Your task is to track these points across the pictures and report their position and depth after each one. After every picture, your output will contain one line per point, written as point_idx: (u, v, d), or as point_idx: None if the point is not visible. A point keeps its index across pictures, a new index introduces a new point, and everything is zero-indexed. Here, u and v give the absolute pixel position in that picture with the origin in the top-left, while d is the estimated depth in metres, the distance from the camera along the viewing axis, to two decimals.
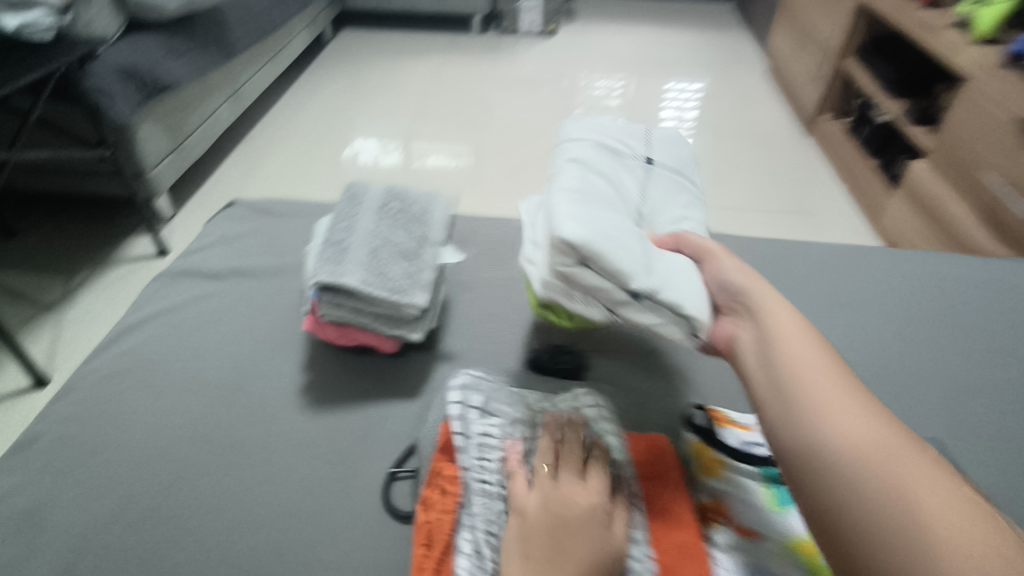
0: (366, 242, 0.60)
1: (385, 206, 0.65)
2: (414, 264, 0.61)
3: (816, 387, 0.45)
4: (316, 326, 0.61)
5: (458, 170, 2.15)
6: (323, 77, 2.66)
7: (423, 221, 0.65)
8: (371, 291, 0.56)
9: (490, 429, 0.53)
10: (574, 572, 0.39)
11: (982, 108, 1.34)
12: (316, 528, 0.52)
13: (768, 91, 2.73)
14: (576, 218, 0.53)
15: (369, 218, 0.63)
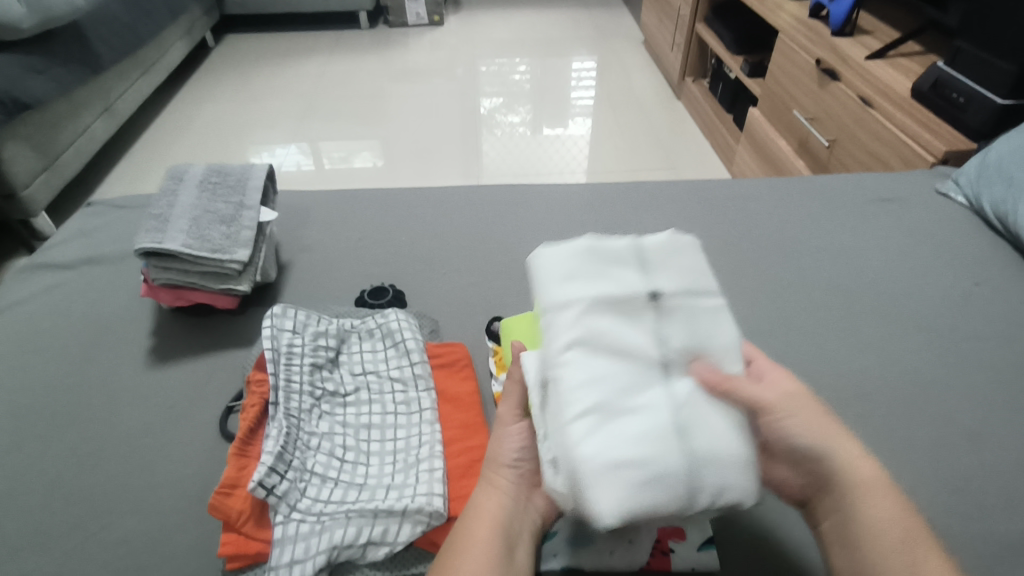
0: (187, 214, 0.72)
1: (205, 181, 0.76)
2: (232, 226, 0.72)
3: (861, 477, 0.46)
4: (152, 292, 0.71)
5: (380, 169, 2.20)
6: (207, 85, 2.64)
7: (239, 191, 0.76)
8: (191, 251, 0.68)
9: (296, 340, 0.60)
10: (475, 512, 0.47)
11: (792, 56, 1.54)
12: (162, 458, 0.61)
13: (643, 61, 2.91)
14: (602, 480, 0.40)
15: (191, 193, 0.74)
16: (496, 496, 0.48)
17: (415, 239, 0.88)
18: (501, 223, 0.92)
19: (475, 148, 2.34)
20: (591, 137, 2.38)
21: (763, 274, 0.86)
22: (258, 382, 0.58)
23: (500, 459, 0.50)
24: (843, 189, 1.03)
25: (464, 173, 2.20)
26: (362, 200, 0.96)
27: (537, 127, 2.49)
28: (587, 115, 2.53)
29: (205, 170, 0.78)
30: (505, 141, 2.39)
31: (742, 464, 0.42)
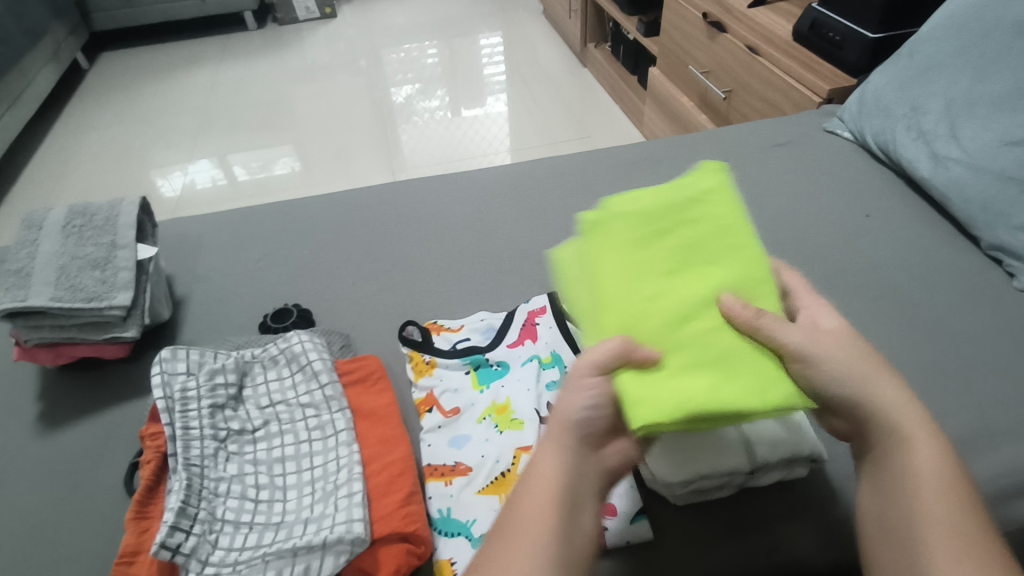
0: (52, 264, 0.66)
1: (68, 224, 0.70)
2: (107, 270, 0.67)
3: (898, 414, 0.44)
4: (27, 354, 0.65)
5: (298, 173, 2.12)
6: (88, 110, 2.45)
7: (108, 229, 0.70)
8: (62, 305, 0.62)
9: (190, 382, 0.57)
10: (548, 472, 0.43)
11: (679, 12, 1.56)
12: (66, 531, 0.56)
13: (546, 31, 2.89)
14: (662, 456, 0.53)
15: (54, 241, 0.69)
16: (562, 462, 0.44)
17: (317, 251, 0.84)
18: (406, 221, 0.89)
19: (392, 140, 2.27)
20: (508, 113, 2.36)
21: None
22: (152, 436, 0.54)
23: (564, 421, 0.45)
24: (737, 139, 1.05)
25: (387, 170, 2.13)
26: (256, 217, 0.91)
27: (456, 110, 2.44)
28: (499, 92, 2.50)
29: (70, 212, 0.72)
30: (423, 128, 2.34)
31: (774, 430, 0.55)
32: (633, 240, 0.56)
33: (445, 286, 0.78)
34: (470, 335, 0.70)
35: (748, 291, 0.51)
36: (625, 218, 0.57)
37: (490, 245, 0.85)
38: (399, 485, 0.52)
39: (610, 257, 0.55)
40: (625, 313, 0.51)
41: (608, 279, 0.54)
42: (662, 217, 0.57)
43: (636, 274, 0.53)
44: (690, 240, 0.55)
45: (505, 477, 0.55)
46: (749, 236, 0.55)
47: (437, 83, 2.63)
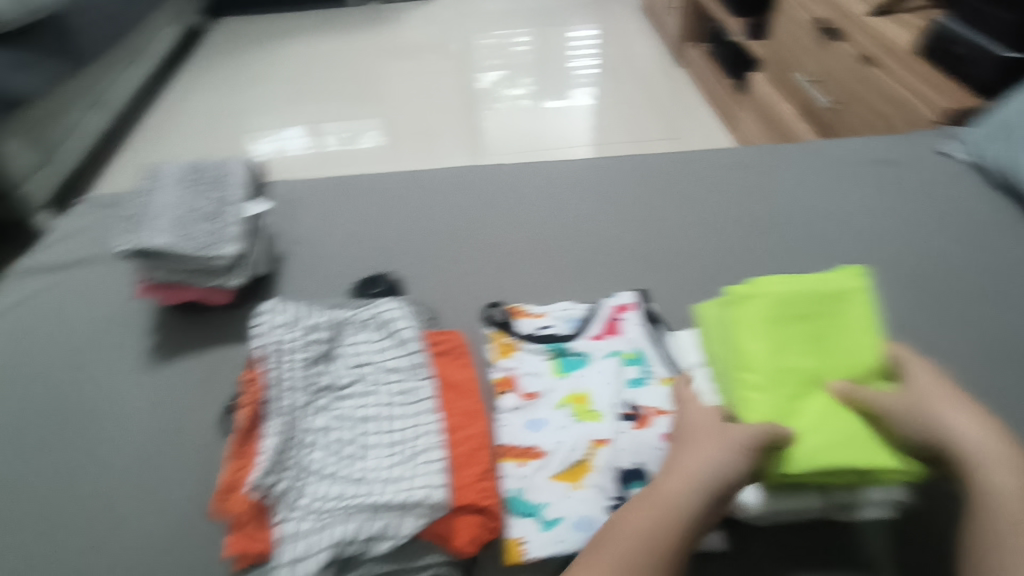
0: (170, 211, 0.70)
1: (184, 179, 0.75)
2: (217, 223, 0.71)
3: (959, 421, 0.48)
4: (143, 291, 0.70)
5: (383, 148, 2.18)
6: (197, 72, 2.60)
7: (220, 186, 0.75)
8: (179, 249, 0.66)
9: (287, 335, 0.60)
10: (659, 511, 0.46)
11: (790, 15, 1.49)
12: (164, 459, 0.60)
13: (642, 27, 2.83)
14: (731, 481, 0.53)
15: (172, 191, 0.73)
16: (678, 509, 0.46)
17: (405, 224, 0.87)
18: (493, 204, 0.90)
19: (478, 124, 2.30)
20: (598, 105, 2.34)
21: (765, 242, 0.84)
22: (252, 380, 0.58)
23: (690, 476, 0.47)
24: (841, 152, 1.00)
25: (469, 152, 2.16)
26: (351, 185, 0.95)
27: (541, 100, 2.43)
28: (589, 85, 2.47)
29: (186, 167, 0.77)
30: (508, 115, 2.35)
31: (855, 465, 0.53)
32: (773, 309, 0.57)
33: (527, 272, 0.79)
34: (553, 322, 0.71)
35: (871, 374, 0.55)
36: (766, 290, 0.59)
37: (575, 235, 0.85)
38: (477, 462, 0.54)
39: (749, 323, 0.57)
40: (768, 380, 0.53)
41: (747, 341, 0.56)
42: (805, 290, 0.58)
43: (773, 341, 0.56)
44: (822, 313, 0.57)
45: (578, 467, 0.56)
46: (867, 313, 0.57)
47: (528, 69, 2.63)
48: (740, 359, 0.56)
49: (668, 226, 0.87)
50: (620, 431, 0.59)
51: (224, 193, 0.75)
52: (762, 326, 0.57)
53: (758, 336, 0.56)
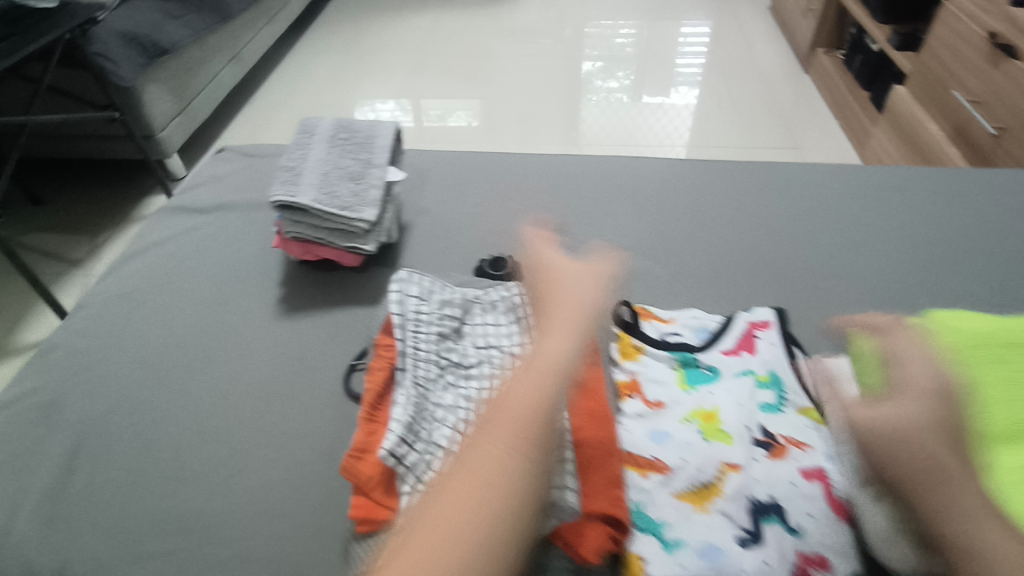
0: (318, 168, 0.72)
1: (335, 136, 0.76)
2: (360, 184, 0.71)
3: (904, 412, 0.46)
4: (282, 244, 0.72)
5: (476, 128, 2.18)
6: (321, 37, 2.69)
7: (367, 148, 0.75)
8: (322, 207, 0.68)
9: (423, 305, 0.60)
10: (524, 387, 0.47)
11: (957, 27, 1.35)
12: (291, 410, 0.63)
13: (768, 28, 2.67)
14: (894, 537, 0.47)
15: (322, 148, 0.75)
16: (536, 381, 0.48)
17: (529, 209, 0.85)
18: (619, 198, 0.87)
19: (575, 114, 2.25)
20: (694, 107, 2.23)
21: (916, 273, 0.76)
22: (386, 347, 0.57)
23: (573, 312, 0.54)
24: (1008, 184, 0.90)
25: (564, 140, 2.12)
26: (476, 162, 0.94)
27: (636, 95, 2.36)
28: (693, 84, 2.36)
29: (336, 124, 0.78)
30: (606, 107, 2.29)
31: None
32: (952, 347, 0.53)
33: (652, 273, 0.76)
34: (681, 331, 0.68)
35: None
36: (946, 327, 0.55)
37: (707, 242, 0.80)
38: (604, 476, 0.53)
39: (920, 357, 0.53)
40: None
41: None
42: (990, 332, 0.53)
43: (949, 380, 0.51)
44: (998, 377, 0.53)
45: (705, 488, 0.52)
46: None
47: (625, 62, 2.56)
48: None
49: (807, 243, 0.80)
50: (754, 458, 0.54)
51: (370, 154, 0.76)
52: (936, 361, 0.52)
53: (930, 372, 0.52)
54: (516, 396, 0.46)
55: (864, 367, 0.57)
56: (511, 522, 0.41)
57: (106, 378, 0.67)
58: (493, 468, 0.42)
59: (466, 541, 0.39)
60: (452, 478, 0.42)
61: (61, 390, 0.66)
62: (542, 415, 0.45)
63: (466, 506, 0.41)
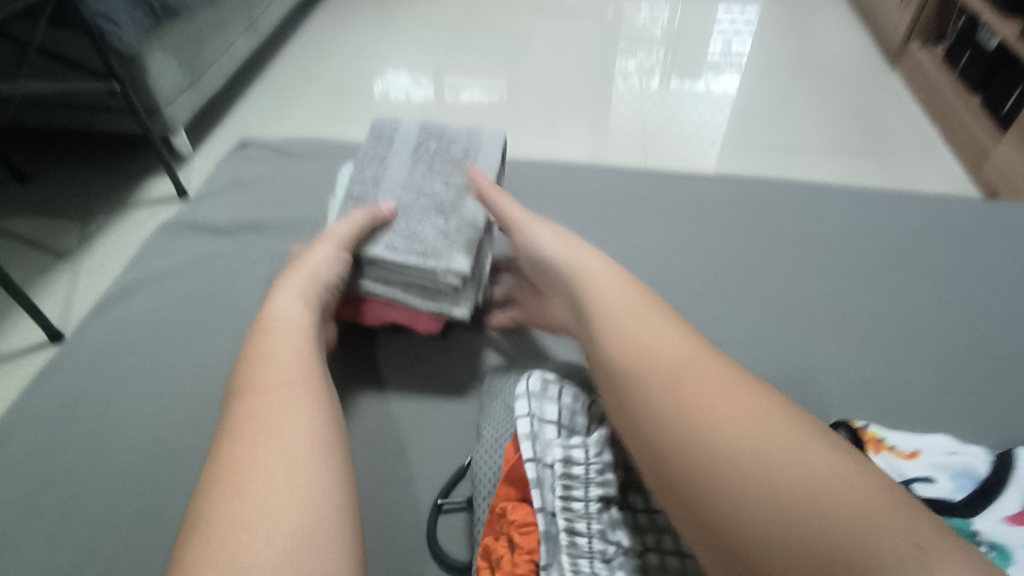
0: (399, 204, 0.68)
1: (416, 156, 0.72)
2: (446, 223, 0.67)
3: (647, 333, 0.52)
4: (353, 302, 0.69)
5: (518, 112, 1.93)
6: (345, 4, 2.44)
7: (455, 172, 0.70)
8: (405, 259, 0.64)
9: (575, 456, 0.52)
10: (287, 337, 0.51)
11: None
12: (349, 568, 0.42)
13: (840, 16, 2.40)
14: None
15: (403, 174, 0.71)
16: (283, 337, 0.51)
17: None
18: None
19: (605, 97, 1.99)
20: (736, 97, 1.98)
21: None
22: (522, 524, 0.49)
23: (313, 275, 0.59)
24: None
25: (590, 126, 1.86)
26: None
27: (663, 77, 2.11)
28: (729, 70, 2.11)
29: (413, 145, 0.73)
30: (640, 93, 2.02)
31: None
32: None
33: None
34: (931, 475, 0.54)
35: None
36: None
37: None
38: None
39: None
40: None
41: None
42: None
43: None
44: None
45: None
46: None
47: (644, 43, 2.28)
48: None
49: None
50: None
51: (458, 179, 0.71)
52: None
53: None
54: (284, 342, 0.51)
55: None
56: (330, 438, 0.46)
57: (103, 460, 0.57)
58: (301, 418, 0.46)
59: (305, 468, 0.43)
60: (242, 430, 0.44)
61: (43, 481, 0.56)
62: (314, 365, 0.51)
63: (283, 446, 0.43)
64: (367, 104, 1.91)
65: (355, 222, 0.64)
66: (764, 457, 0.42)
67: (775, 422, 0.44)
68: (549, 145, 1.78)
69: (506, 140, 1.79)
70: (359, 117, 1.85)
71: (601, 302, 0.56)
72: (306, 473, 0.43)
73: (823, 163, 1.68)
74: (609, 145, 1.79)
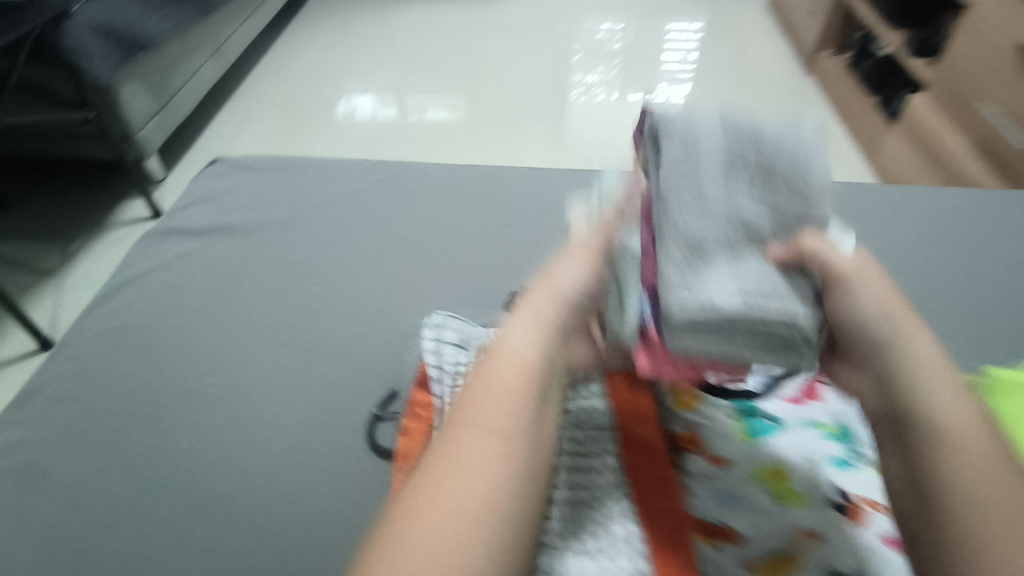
0: (725, 227, 0.46)
1: (731, 153, 0.49)
2: (775, 254, 0.46)
3: (930, 384, 0.43)
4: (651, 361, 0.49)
5: (468, 126, 2.08)
6: (308, 30, 2.57)
7: (798, 182, 0.47)
8: (754, 313, 0.42)
9: (463, 355, 0.56)
10: (508, 382, 0.41)
11: (981, 38, 1.31)
12: (310, 467, 0.56)
13: (770, 26, 2.61)
14: None
15: (717, 176, 0.48)
16: (505, 367, 0.42)
17: (562, 239, 0.78)
18: None
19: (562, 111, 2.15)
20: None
21: (954, 321, 0.73)
22: (422, 406, 0.54)
23: (554, 296, 0.47)
24: None
25: (550, 138, 2.02)
26: (495, 182, 0.87)
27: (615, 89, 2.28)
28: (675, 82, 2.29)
29: (705, 130, 0.50)
30: (597, 106, 2.18)
31: None
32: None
33: None
34: None
35: None
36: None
37: None
38: (662, 512, 0.51)
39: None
40: None
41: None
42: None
43: None
44: None
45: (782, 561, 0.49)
46: None
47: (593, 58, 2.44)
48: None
49: None
50: (833, 523, 0.51)
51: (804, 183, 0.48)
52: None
53: None
54: (498, 369, 0.42)
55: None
56: (528, 503, 0.38)
57: None
58: (488, 464, 0.37)
59: (495, 530, 0.36)
60: (440, 467, 0.37)
61: None
62: (528, 402, 0.41)
63: (466, 493, 0.36)
64: (332, 126, 2.05)
65: (586, 252, 0.51)
66: (985, 500, 0.39)
67: (1006, 488, 0.39)
68: (513, 158, 1.94)
69: (470, 155, 1.95)
70: (324, 138, 1.99)
71: (895, 317, 0.45)
72: (470, 533, 0.35)
73: None
74: (568, 157, 1.95)
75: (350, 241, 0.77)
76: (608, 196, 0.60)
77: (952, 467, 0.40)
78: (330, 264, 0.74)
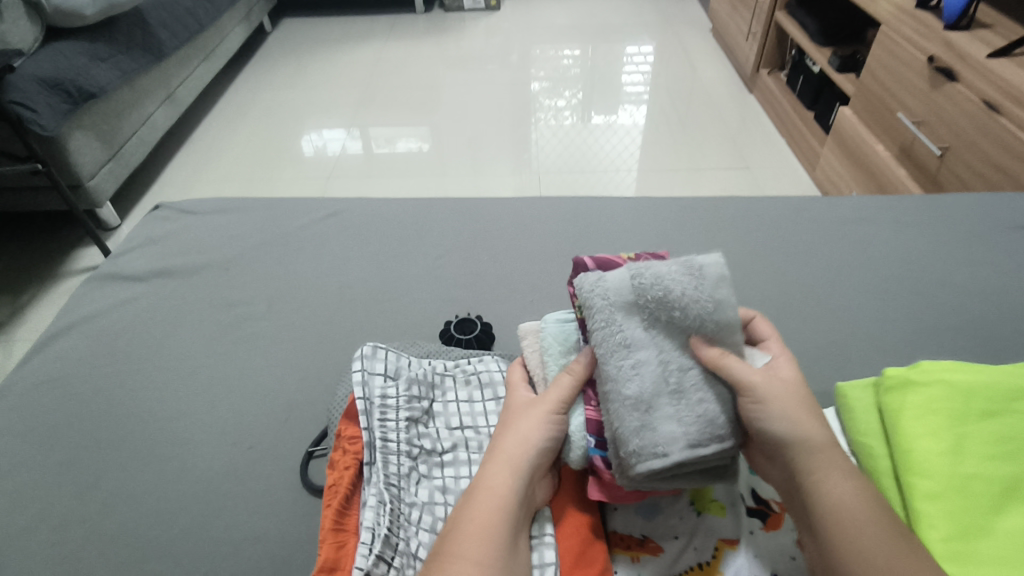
0: (663, 386, 0.49)
1: (649, 311, 0.50)
2: (705, 392, 0.49)
3: (824, 472, 0.44)
4: (604, 491, 0.51)
5: (427, 154, 2.12)
6: (264, 72, 2.60)
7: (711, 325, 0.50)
8: (697, 456, 0.46)
9: (391, 389, 0.58)
10: (477, 520, 0.45)
11: (895, 52, 1.39)
12: (243, 508, 0.57)
13: (714, 47, 2.71)
14: None
15: (643, 339, 0.50)
16: (482, 508, 0.45)
17: (497, 267, 0.80)
18: (588, 248, 0.83)
19: (523, 138, 2.20)
20: (644, 127, 2.23)
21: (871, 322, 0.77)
22: (351, 439, 0.56)
23: (525, 440, 0.49)
24: (972, 211, 0.88)
25: (513, 164, 2.07)
26: (432, 215, 0.89)
27: (585, 113, 2.35)
28: (640, 103, 2.37)
29: (617, 284, 0.51)
30: (556, 130, 2.24)
31: None
32: (948, 402, 0.51)
33: None
34: None
35: None
36: (940, 381, 0.53)
37: None
38: (578, 531, 0.51)
39: (916, 414, 0.51)
40: (946, 489, 0.46)
41: (922, 445, 0.49)
42: (995, 388, 0.52)
43: (953, 444, 0.49)
44: (1014, 427, 0.50)
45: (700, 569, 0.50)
46: None
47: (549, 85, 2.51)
48: (904, 457, 0.49)
49: (788, 293, 0.77)
50: (750, 530, 0.52)
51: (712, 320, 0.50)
52: (936, 421, 0.51)
53: (930, 435, 0.49)
54: (475, 509, 0.45)
55: (855, 420, 0.55)
56: None
57: None
58: None
59: None
60: None
61: None
62: (502, 546, 0.44)
63: None
64: (293, 163, 2.07)
65: (567, 389, 0.51)
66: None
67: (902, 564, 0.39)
68: (475, 184, 1.98)
69: (430, 184, 1.98)
70: (284, 176, 2.01)
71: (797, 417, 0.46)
72: None
73: (706, 180, 1.93)
74: (529, 181, 1.99)
75: (289, 280, 0.79)
76: (565, 334, 0.57)
77: (825, 488, 0.43)
78: (268, 303, 0.76)
